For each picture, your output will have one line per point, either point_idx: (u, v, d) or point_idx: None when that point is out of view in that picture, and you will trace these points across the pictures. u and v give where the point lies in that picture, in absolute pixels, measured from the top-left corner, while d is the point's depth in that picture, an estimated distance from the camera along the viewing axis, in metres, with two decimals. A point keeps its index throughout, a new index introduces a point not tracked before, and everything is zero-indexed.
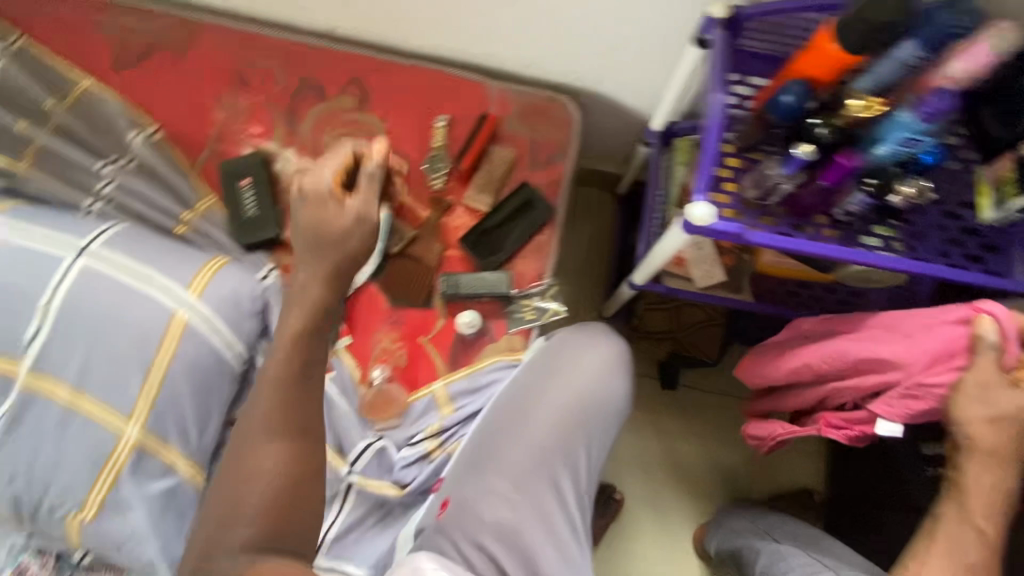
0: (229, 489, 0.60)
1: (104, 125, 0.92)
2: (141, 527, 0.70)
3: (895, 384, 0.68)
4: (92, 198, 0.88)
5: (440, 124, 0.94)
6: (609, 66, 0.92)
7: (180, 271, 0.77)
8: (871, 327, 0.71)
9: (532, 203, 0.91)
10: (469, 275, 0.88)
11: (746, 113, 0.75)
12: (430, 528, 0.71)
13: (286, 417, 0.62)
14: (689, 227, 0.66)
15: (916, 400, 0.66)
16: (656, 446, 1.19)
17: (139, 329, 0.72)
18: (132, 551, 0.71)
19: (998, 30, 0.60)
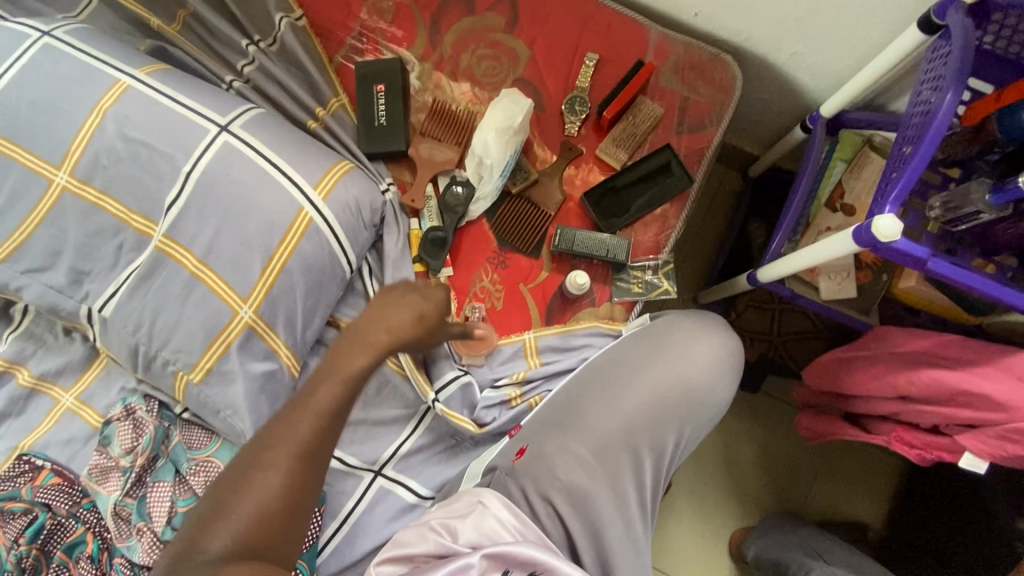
0: (224, 483, 0.51)
1: (254, 1, 0.90)
2: (240, 402, 0.74)
3: (991, 424, 0.61)
4: (232, 75, 0.87)
5: (589, 63, 0.87)
6: (793, 33, 0.81)
7: (310, 167, 0.77)
8: (976, 361, 0.63)
9: (668, 168, 0.85)
10: (586, 232, 0.84)
11: (955, 124, 0.66)
12: (502, 469, 0.69)
13: (294, 468, 0.51)
14: (867, 238, 0.58)
15: (1016, 445, 0.59)
16: (716, 442, 1.16)
17: (267, 213, 0.74)
18: (228, 421, 0.76)
19: None
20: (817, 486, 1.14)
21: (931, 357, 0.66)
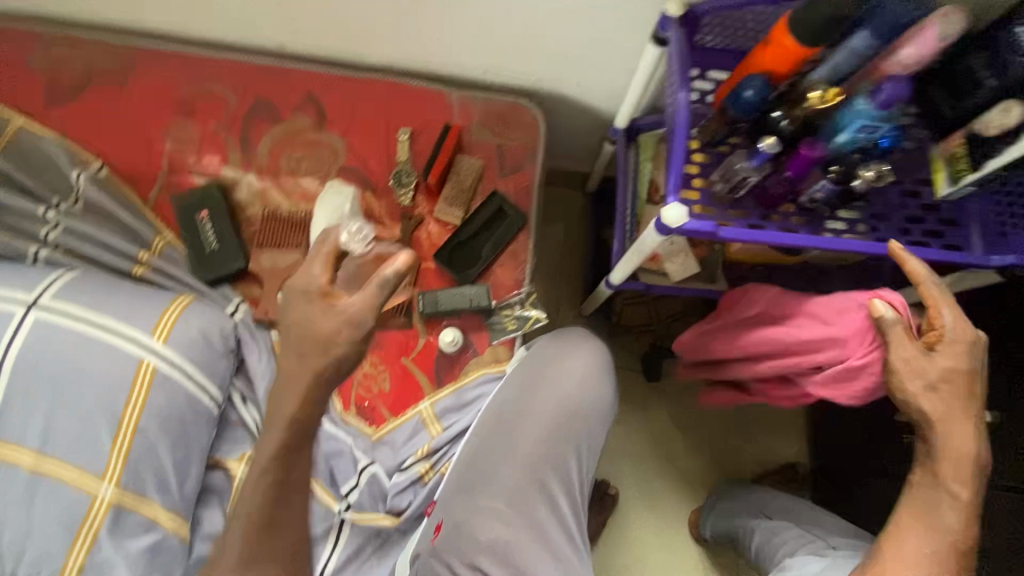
0: None
1: (46, 166, 0.87)
2: None
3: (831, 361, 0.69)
4: (37, 244, 0.81)
5: (403, 138, 0.92)
6: (569, 66, 0.91)
7: (143, 316, 0.73)
8: (795, 312, 0.72)
9: (504, 211, 0.90)
10: (447, 290, 0.86)
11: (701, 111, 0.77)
12: (424, 554, 0.67)
13: (257, 505, 0.58)
14: (663, 228, 0.67)
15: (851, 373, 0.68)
16: (646, 437, 1.21)
17: (104, 378, 0.69)
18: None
19: (953, 14, 0.61)
20: (745, 445, 1.21)
21: (765, 318, 0.75)
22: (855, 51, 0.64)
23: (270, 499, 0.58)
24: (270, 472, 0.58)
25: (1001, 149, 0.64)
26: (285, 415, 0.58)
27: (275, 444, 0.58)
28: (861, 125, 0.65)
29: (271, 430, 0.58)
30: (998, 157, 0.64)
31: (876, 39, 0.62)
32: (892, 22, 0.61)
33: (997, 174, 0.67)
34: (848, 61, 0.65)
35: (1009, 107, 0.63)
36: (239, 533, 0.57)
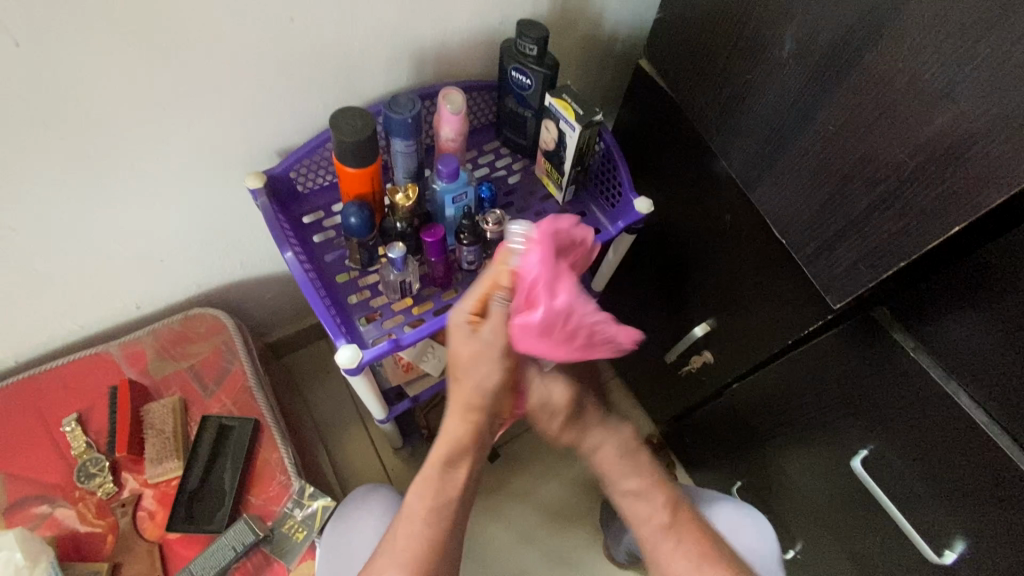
0: None
1: None
2: None
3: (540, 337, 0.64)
4: None
5: (69, 427, 0.79)
6: (221, 252, 0.90)
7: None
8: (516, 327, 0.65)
9: (226, 428, 0.82)
10: (199, 554, 0.74)
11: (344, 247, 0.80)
12: None
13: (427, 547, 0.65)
14: (349, 371, 0.67)
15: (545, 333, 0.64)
16: (524, 506, 1.18)
17: None
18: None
19: (451, 92, 0.72)
20: None
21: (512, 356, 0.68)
22: (406, 152, 0.70)
23: (438, 517, 0.66)
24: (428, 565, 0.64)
25: (562, 154, 0.79)
26: (433, 460, 0.67)
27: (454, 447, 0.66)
28: (454, 197, 0.74)
29: (432, 483, 0.66)
30: (566, 161, 0.79)
31: (409, 137, 0.69)
32: (409, 120, 0.68)
33: (572, 168, 0.80)
34: (409, 159, 0.71)
35: (547, 125, 0.79)
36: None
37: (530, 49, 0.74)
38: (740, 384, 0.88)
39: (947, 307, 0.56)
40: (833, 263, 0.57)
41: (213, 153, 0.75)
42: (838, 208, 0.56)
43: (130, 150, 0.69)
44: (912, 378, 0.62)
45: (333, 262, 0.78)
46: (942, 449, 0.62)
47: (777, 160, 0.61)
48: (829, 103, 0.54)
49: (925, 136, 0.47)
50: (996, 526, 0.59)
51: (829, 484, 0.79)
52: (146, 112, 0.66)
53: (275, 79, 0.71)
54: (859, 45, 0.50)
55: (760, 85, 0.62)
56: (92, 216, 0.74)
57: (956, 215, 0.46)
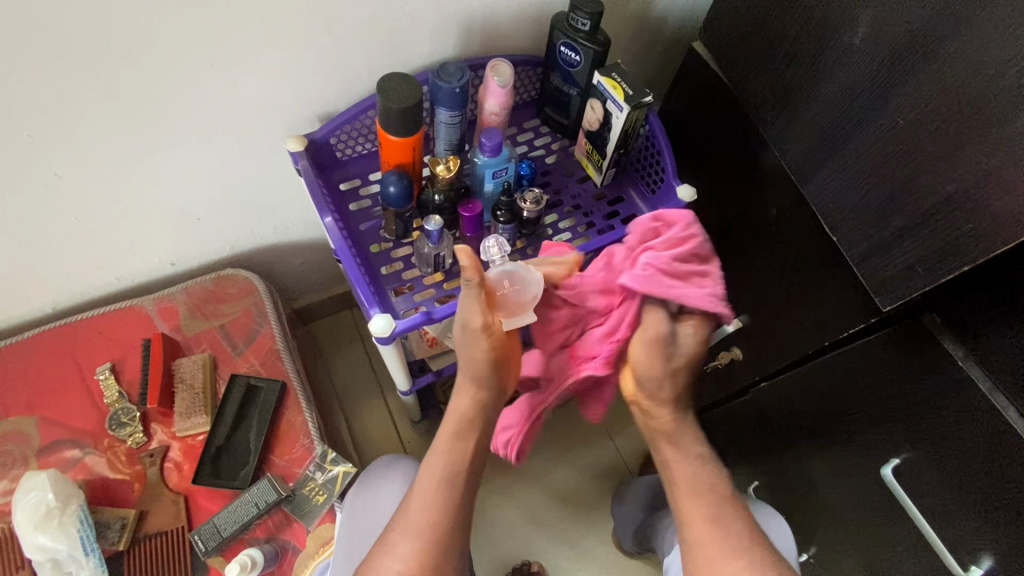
0: None
1: None
2: None
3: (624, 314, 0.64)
4: None
5: (102, 375, 0.81)
6: (257, 214, 0.90)
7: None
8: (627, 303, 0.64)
9: (254, 387, 0.83)
10: (224, 508, 0.75)
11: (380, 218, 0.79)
12: None
13: (434, 521, 0.62)
14: (380, 340, 0.67)
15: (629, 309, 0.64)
16: (536, 489, 1.19)
17: None
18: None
19: (499, 64, 0.70)
20: (617, 441, 1.25)
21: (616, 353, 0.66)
22: (449, 123, 0.69)
23: (444, 497, 0.63)
24: (440, 544, 0.61)
25: (607, 135, 0.77)
26: (445, 428, 0.66)
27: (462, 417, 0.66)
28: (494, 172, 0.73)
29: (439, 453, 0.65)
30: (609, 142, 0.77)
31: (454, 108, 0.68)
32: (456, 91, 0.66)
33: (615, 150, 0.78)
34: (452, 131, 0.70)
35: (593, 104, 0.77)
36: (404, 562, 0.59)
37: (583, 24, 0.72)
38: (770, 383, 0.87)
39: (1007, 316, 0.53)
40: (890, 263, 0.55)
41: (255, 114, 0.74)
42: (900, 206, 0.53)
43: (176, 104, 0.69)
44: (958, 389, 0.59)
45: (368, 231, 0.78)
46: (981, 464, 0.59)
47: (837, 153, 0.59)
48: (902, 94, 0.52)
49: (1010, 131, 0.44)
50: None
51: (853, 492, 0.77)
52: (195, 68, 0.66)
53: (324, 42, 0.70)
54: (944, 32, 0.48)
55: (828, 73, 0.59)
56: (134, 170, 0.74)
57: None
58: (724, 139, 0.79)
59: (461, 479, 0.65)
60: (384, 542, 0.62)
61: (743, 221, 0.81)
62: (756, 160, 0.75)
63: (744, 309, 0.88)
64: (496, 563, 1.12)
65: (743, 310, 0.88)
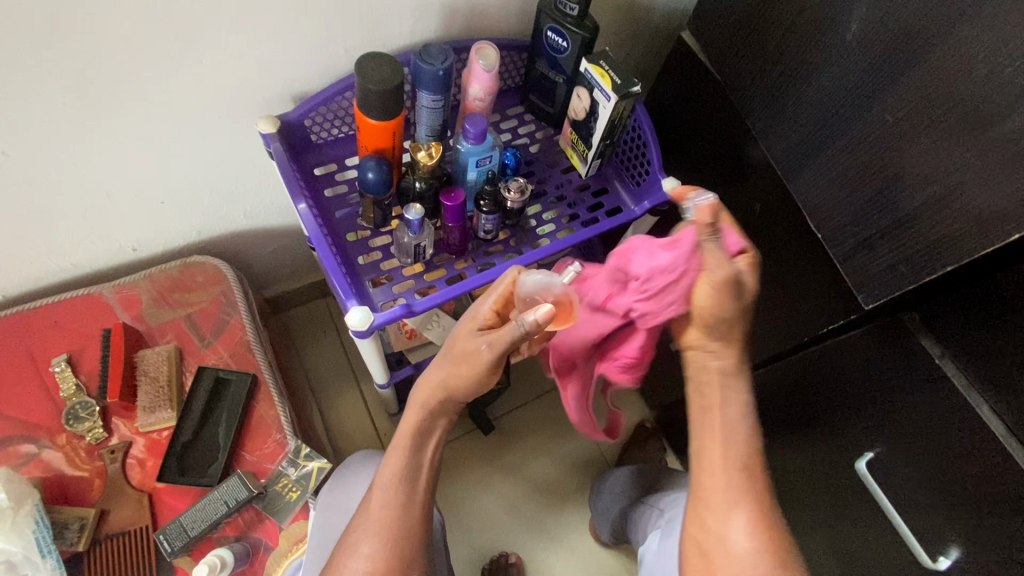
0: None
1: None
2: None
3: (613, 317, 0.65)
4: None
5: (58, 367, 0.76)
6: (226, 197, 0.85)
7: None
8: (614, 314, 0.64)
9: (223, 380, 0.80)
10: (191, 506, 0.72)
11: (358, 206, 0.76)
12: None
13: (399, 519, 0.60)
14: (357, 333, 0.65)
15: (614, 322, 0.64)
16: (514, 481, 1.18)
17: None
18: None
19: (484, 48, 0.68)
20: None
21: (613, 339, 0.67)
22: (431, 108, 0.66)
23: (406, 495, 0.61)
24: (403, 543, 0.60)
25: (593, 125, 0.76)
26: (405, 426, 0.62)
27: (428, 411, 0.62)
28: (478, 160, 0.70)
29: (400, 452, 0.62)
30: (595, 132, 0.75)
31: (437, 92, 0.65)
32: (440, 74, 0.63)
33: (601, 141, 0.76)
34: (434, 116, 0.67)
35: (580, 93, 0.75)
36: (369, 563, 0.58)
37: (571, 8, 0.70)
38: (748, 376, 0.88)
39: (986, 316, 0.54)
40: (873, 261, 0.55)
41: (225, 92, 0.70)
42: (886, 205, 0.53)
43: (138, 81, 0.64)
44: (934, 386, 0.60)
45: (344, 218, 0.75)
46: (952, 458, 0.60)
47: (824, 149, 0.58)
48: (893, 92, 0.51)
49: (997, 134, 0.43)
50: (997, 539, 0.57)
51: (825, 485, 0.79)
52: (158, 41, 0.61)
53: (299, 18, 0.66)
54: (936, 31, 0.47)
55: (817, 68, 0.58)
56: (91, 149, 0.69)
57: (1009, 227, 0.43)
58: (710, 133, 0.79)
59: (417, 477, 0.62)
60: (347, 541, 0.60)
61: (727, 216, 0.81)
62: (743, 155, 0.74)
63: None
64: (473, 555, 1.12)
65: None
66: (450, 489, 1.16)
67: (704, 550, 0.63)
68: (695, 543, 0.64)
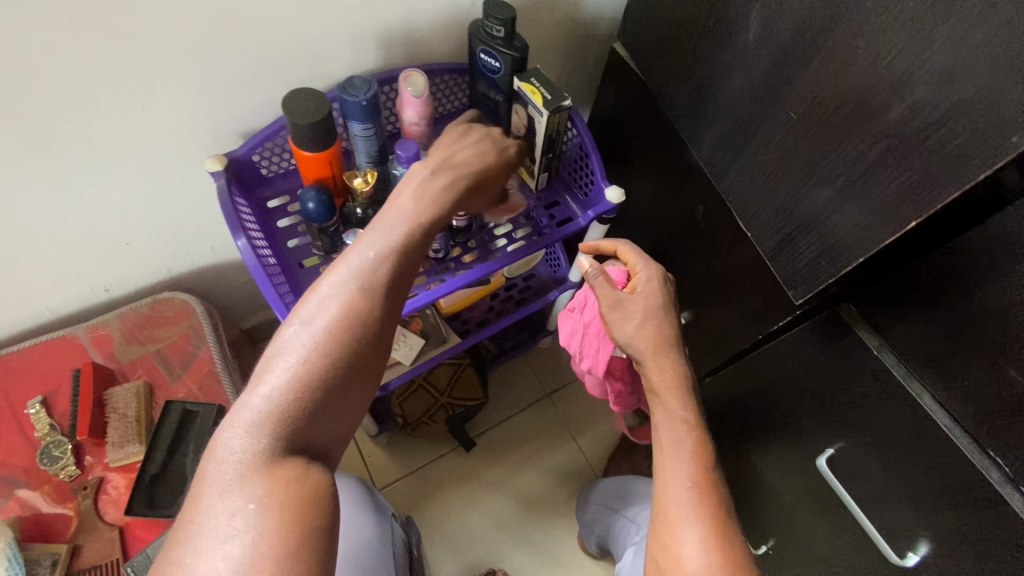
0: None
1: None
2: None
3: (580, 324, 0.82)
4: None
5: (33, 410, 0.79)
6: (191, 235, 0.89)
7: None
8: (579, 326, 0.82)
9: (190, 413, 0.82)
10: (160, 538, 0.74)
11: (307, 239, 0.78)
12: None
13: None
14: None
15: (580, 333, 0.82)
16: (500, 496, 1.18)
17: None
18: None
19: (412, 75, 0.70)
20: (582, 441, 1.25)
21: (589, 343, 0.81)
22: (365, 136, 0.69)
23: None
24: None
25: (533, 140, 0.77)
26: None
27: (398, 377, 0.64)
28: None
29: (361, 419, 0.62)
30: (535, 147, 0.77)
31: (367, 120, 0.67)
32: (365, 103, 0.66)
33: (542, 155, 0.78)
34: (369, 144, 0.70)
35: (517, 110, 0.77)
36: None
37: (497, 31, 0.72)
38: (714, 378, 0.88)
39: (913, 301, 0.54)
40: (796, 257, 0.55)
41: (176, 135, 0.73)
42: (798, 202, 0.54)
43: (85, 133, 0.68)
44: (879, 378, 0.60)
45: (297, 248, 0.78)
46: (903, 447, 0.59)
47: (741, 149, 0.59)
48: (792, 89, 0.51)
49: (887, 123, 0.44)
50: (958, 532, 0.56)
51: (796, 485, 0.77)
52: (102, 94, 0.65)
53: (236, 61, 0.69)
54: (822, 31, 0.47)
55: (728, 71, 0.59)
56: (52, 198, 0.73)
57: (906, 215, 0.44)
58: (651, 140, 0.80)
59: None
60: None
61: (676, 220, 0.82)
62: (682, 160, 0.75)
63: (686, 306, 0.88)
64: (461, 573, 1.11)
65: (685, 307, 0.88)
66: (436, 507, 1.16)
67: (683, 550, 0.55)
68: (674, 551, 0.56)
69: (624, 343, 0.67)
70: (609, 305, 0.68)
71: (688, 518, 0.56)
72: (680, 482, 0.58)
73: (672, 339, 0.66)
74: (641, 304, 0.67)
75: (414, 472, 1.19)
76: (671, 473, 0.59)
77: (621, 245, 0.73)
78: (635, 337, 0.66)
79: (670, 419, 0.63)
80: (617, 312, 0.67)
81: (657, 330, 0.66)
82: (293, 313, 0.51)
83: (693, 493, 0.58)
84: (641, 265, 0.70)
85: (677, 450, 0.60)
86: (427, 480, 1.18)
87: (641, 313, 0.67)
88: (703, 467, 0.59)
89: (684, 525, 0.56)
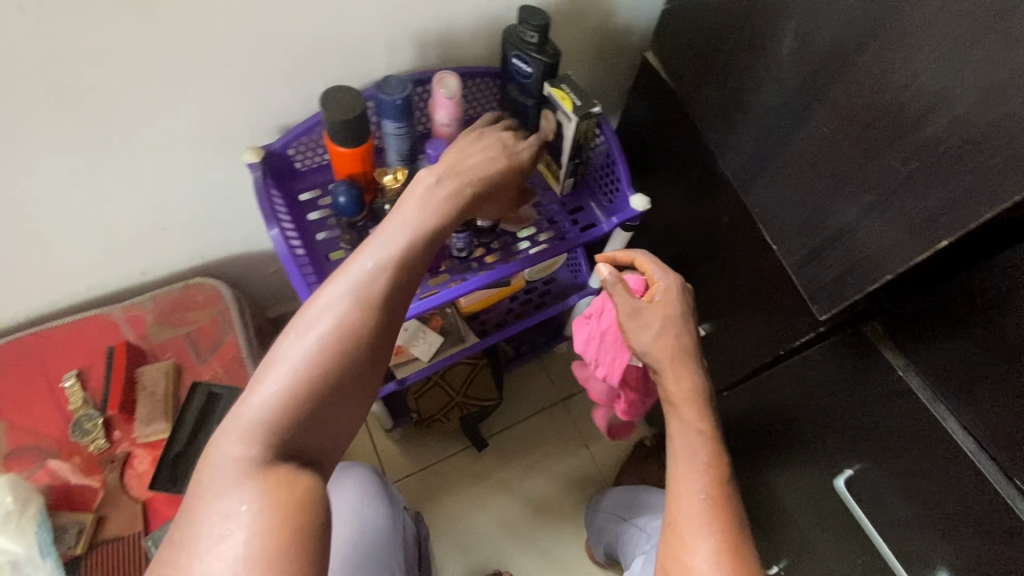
0: None
1: None
2: None
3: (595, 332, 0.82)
4: None
5: (68, 382, 0.82)
6: (225, 222, 0.92)
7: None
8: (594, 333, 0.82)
9: (215, 395, 0.85)
10: (181, 513, 0.78)
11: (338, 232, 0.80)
12: None
13: None
14: None
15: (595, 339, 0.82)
16: (509, 498, 1.18)
17: None
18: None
19: (446, 76, 0.72)
20: (594, 449, 1.24)
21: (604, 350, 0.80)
22: (397, 134, 0.71)
23: None
24: None
25: (561, 146, 0.78)
26: None
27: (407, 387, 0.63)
28: None
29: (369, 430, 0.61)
30: (563, 152, 0.78)
31: (399, 120, 0.69)
32: (399, 103, 0.68)
33: (570, 160, 0.79)
34: (400, 142, 0.72)
35: (547, 115, 0.78)
36: None
37: (531, 37, 0.73)
38: (732, 393, 0.88)
39: (942, 322, 0.53)
40: (823, 271, 0.55)
41: (218, 125, 0.76)
42: (827, 216, 0.53)
43: (135, 120, 0.71)
44: (902, 399, 0.59)
45: (325, 241, 0.80)
46: (924, 471, 0.58)
47: (770, 162, 0.59)
48: (825, 101, 0.51)
49: (921, 138, 0.44)
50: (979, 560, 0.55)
51: (812, 505, 0.76)
52: (153, 83, 0.68)
53: (280, 56, 0.71)
54: (860, 42, 0.47)
55: (761, 83, 0.59)
56: (100, 181, 0.76)
57: (938, 232, 0.43)
58: (679, 150, 0.80)
59: None
60: None
61: (701, 230, 0.82)
62: (708, 170, 0.75)
63: (707, 317, 0.87)
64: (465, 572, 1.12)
65: (706, 318, 0.87)
66: (445, 505, 1.17)
67: (694, 562, 0.55)
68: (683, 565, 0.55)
69: (641, 353, 0.67)
70: (629, 314, 0.68)
71: (700, 529, 0.56)
72: (692, 492, 0.58)
73: (691, 350, 0.66)
74: (659, 313, 0.67)
75: (425, 468, 1.20)
76: (685, 485, 0.59)
77: (640, 252, 0.73)
78: (652, 346, 0.66)
79: (686, 430, 0.62)
80: (635, 321, 0.68)
81: (674, 340, 0.66)
82: (287, 327, 0.50)
83: (710, 508, 0.57)
84: (659, 273, 0.70)
85: (694, 462, 0.60)
86: (437, 477, 1.19)
87: (659, 321, 0.67)
88: (716, 480, 0.59)
89: (696, 535, 0.56)
